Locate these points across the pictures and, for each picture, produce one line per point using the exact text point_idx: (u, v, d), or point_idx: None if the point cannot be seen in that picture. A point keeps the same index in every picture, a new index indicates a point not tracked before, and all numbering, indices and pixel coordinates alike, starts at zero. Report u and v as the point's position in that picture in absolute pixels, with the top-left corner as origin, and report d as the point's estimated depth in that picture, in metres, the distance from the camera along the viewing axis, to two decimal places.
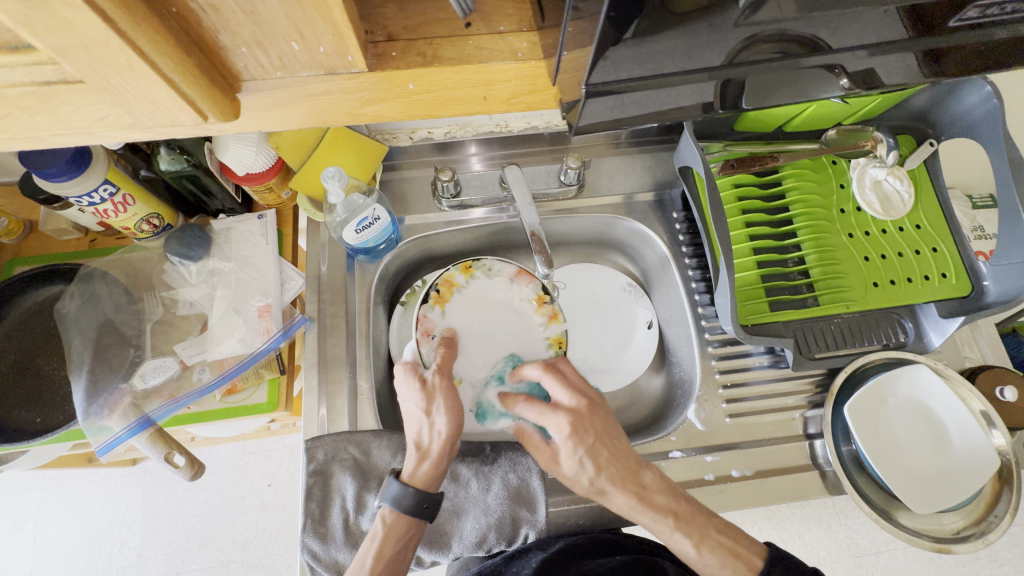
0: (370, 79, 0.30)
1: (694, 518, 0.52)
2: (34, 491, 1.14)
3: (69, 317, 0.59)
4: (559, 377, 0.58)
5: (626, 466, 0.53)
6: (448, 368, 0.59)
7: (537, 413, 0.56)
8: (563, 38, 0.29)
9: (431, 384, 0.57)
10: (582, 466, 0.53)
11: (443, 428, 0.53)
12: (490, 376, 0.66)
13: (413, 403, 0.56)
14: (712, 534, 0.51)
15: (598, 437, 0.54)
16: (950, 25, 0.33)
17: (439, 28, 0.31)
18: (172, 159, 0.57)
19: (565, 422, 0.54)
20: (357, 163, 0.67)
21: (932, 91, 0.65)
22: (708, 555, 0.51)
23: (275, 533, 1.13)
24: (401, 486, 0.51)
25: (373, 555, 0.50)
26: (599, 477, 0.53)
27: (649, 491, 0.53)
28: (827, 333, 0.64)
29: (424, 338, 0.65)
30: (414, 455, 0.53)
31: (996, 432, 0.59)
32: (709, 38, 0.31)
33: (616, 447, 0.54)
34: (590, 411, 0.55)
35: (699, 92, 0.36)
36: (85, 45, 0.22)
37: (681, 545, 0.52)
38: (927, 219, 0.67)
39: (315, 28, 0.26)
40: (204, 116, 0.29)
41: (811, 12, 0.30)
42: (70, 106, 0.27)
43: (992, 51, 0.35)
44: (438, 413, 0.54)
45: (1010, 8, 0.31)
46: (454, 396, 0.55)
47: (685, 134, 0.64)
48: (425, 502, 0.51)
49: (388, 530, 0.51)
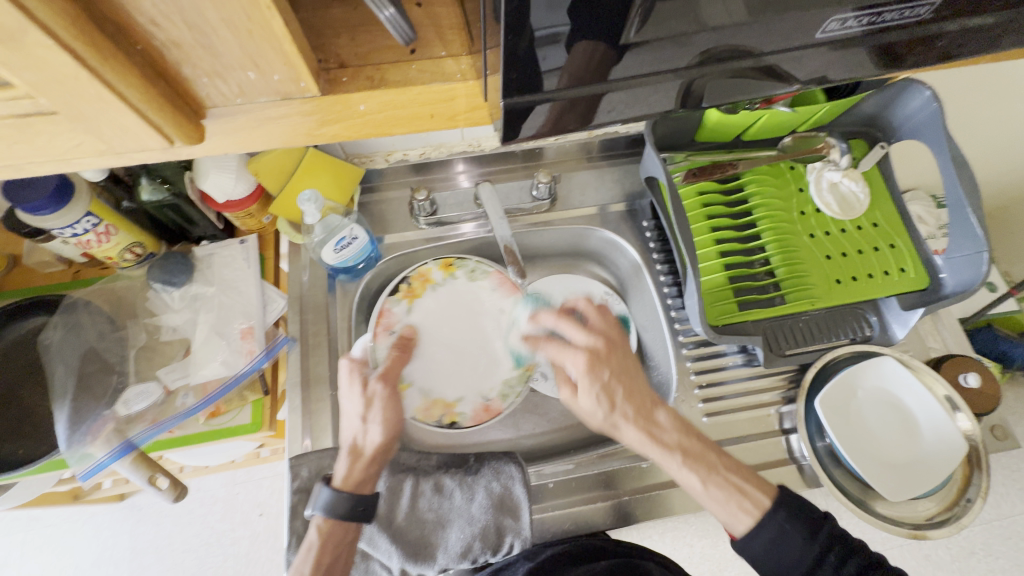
0: (323, 103, 0.32)
1: (703, 454, 0.53)
2: (18, 533, 1.12)
3: (51, 347, 0.60)
4: (575, 320, 0.59)
5: (639, 403, 0.55)
6: (392, 374, 0.61)
7: (555, 350, 0.58)
8: (488, 60, 0.31)
9: (373, 391, 0.58)
10: (596, 403, 0.55)
11: (377, 436, 0.56)
12: (442, 386, 0.67)
13: (351, 406, 0.58)
14: (719, 471, 0.52)
15: (613, 373, 0.56)
16: (851, 32, 0.35)
17: (388, 55, 0.34)
18: (153, 189, 0.59)
19: (581, 357, 0.56)
20: (334, 186, 0.69)
21: (878, 97, 0.68)
22: (714, 491, 0.51)
23: (267, 564, 1.11)
24: (333, 493, 0.52)
25: (310, 563, 0.51)
26: (613, 413, 0.55)
27: (660, 428, 0.54)
28: (795, 330, 0.66)
29: (381, 333, 0.67)
30: (346, 457, 0.55)
31: (961, 416, 0.62)
32: (648, 57, 0.33)
33: (632, 385, 0.56)
34: (607, 349, 0.57)
35: (637, 100, 0.37)
36: (58, 80, 0.24)
37: (688, 480, 0.53)
38: (883, 217, 0.71)
39: (269, 59, 0.28)
40: (171, 140, 0.31)
41: (744, 20, 0.32)
42: (46, 135, 0.29)
43: (910, 51, 0.37)
44: (373, 422, 0.57)
45: (908, 13, 0.34)
46: (393, 408, 0.58)
47: (647, 145, 0.67)
48: (359, 505, 0.53)
49: (323, 538, 0.52)
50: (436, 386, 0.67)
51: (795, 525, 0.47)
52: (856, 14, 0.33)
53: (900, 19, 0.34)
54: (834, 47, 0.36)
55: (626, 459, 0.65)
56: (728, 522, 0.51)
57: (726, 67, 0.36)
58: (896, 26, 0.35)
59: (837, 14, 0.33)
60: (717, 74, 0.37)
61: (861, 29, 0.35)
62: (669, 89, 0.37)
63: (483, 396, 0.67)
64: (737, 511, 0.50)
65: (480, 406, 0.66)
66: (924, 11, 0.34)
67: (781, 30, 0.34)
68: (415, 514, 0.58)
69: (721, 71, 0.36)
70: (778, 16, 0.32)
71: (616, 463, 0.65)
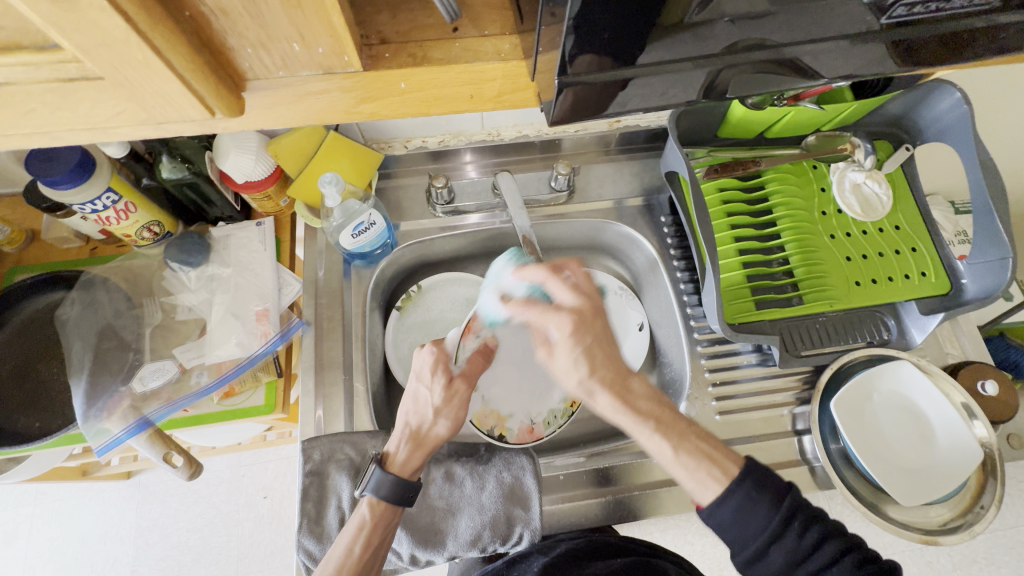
0: (364, 79, 0.32)
1: (674, 423, 0.52)
2: (26, 506, 1.13)
3: (69, 322, 0.61)
4: (565, 279, 0.53)
5: (617, 369, 0.53)
6: (471, 376, 0.62)
7: (538, 312, 0.53)
8: (538, 39, 0.31)
9: (453, 387, 0.60)
10: (576, 365, 0.51)
11: (443, 431, 0.58)
12: (501, 398, 0.68)
13: (429, 393, 0.59)
14: (691, 439, 0.50)
15: (596, 338, 0.52)
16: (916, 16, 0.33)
17: (429, 33, 0.33)
18: (173, 168, 0.60)
19: (567, 321, 0.51)
20: (353, 170, 0.69)
21: (906, 98, 0.67)
22: (685, 460, 0.49)
23: (271, 546, 1.12)
24: (384, 473, 0.53)
25: (361, 544, 0.51)
26: (590, 378, 0.52)
27: (634, 396, 0.52)
28: (811, 331, 0.66)
29: (466, 333, 0.65)
30: (407, 443, 0.56)
31: (978, 423, 0.61)
32: (692, 43, 0.33)
33: (609, 353, 0.53)
34: (593, 313, 0.52)
35: (660, 92, 0.36)
36: (107, 44, 0.24)
37: (659, 448, 0.51)
38: (906, 220, 0.70)
39: (314, 31, 0.28)
40: (212, 113, 0.31)
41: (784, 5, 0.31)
42: (88, 101, 0.28)
43: (968, 44, 0.36)
44: (445, 417, 0.58)
45: (976, 1, 0.32)
46: (463, 406, 0.60)
47: (670, 139, 0.66)
48: (409, 491, 0.54)
49: (376, 520, 0.53)
50: (496, 396, 0.68)
51: (761, 496, 0.45)
52: (926, 2, 0.32)
53: (967, 7, 0.33)
54: (877, 39, 0.35)
55: (635, 454, 0.65)
56: (696, 490, 0.48)
57: (763, 56, 0.35)
58: (961, 14, 0.34)
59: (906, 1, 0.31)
60: (745, 68, 0.35)
61: (928, 13, 0.33)
62: (691, 80, 0.36)
63: (531, 418, 0.69)
64: (707, 479, 0.48)
65: (526, 427, 0.68)
66: (994, 0, 0.33)
67: (832, 18, 0.33)
68: (426, 501, 0.58)
69: (759, 62, 0.35)
70: (830, 1, 0.31)
71: (624, 458, 0.65)
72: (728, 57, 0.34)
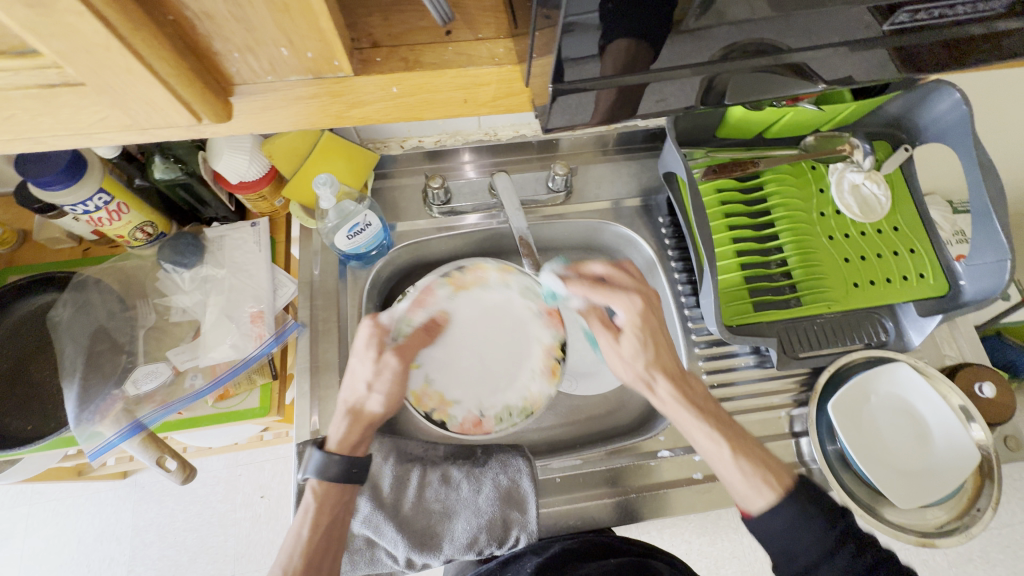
0: (354, 83, 0.31)
1: (731, 429, 0.55)
2: (22, 506, 1.12)
3: (61, 324, 0.60)
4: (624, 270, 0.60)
5: (674, 362, 0.58)
6: (409, 351, 0.60)
7: (605, 295, 0.57)
8: (532, 43, 0.30)
9: (386, 362, 0.57)
10: (641, 350, 0.58)
11: (377, 408, 0.56)
12: (450, 382, 0.65)
13: (361, 369, 0.57)
14: (749, 448, 0.53)
15: (659, 324, 0.58)
16: (922, 22, 0.33)
17: (422, 36, 0.33)
18: (166, 168, 0.59)
19: (637, 301, 0.57)
20: (348, 170, 0.68)
21: (905, 99, 0.66)
22: (743, 464, 0.52)
23: (268, 546, 1.12)
24: (325, 454, 0.53)
25: (308, 526, 0.51)
26: (653, 366, 0.58)
27: (691, 389, 0.58)
28: (809, 333, 0.65)
29: (415, 307, 0.65)
30: (346, 420, 0.55)
31: (975, 426, 0.60)
32: (693, 46, 0.32)
33: (670, 346, 0.59)
34: (655, 302, 0.58)
35: (657, 95, 0.36)
36: (86, 49, 0.24)
37: (715, 449, 0.54)
38: (905, 221, 0.69)
39: (302, 34, 0.27)
40: (198, 118, 0.31)
41: (782, 12, 0.30)
42: (70, 106, 0.28)
43: (968, 50, 0.36)
44: (378, 392, 0.56)
45: (980, 7, 0.32)
46: (401, 385, 0.58)
47: (667, 140, 0.65)
48: (353, 467, 0.53)
49: (319, 500, 0.52)
50: (445, 379, 0.65)
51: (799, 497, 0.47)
52: (931, 7, 0.31)
53: (972, 13, 0.32)
54: (878, 44, 0.34)
55: (633, 456, 0.64)
56: (746, 497, 0.51)
57: (760, 63, 0.34)
58: (964, 21, 0.33)
59: (909, 7, 0.31)
60: (746, 70, 0.35)
61: (934, 20, 0.33)
62: (689, 84, 0.35)
63: (479, 409, 0.65)
64: (761, 485, 0.50)
65: (472, 417, 0.64)
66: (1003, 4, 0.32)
67: (833, 23, 0.32)
68: (422, 504, 0.58)
69: (755, 68, 0.35)
70: (832, 6, 0.31)
71: (621, 461, 0.64)
72: (725, 61, 0.34)
